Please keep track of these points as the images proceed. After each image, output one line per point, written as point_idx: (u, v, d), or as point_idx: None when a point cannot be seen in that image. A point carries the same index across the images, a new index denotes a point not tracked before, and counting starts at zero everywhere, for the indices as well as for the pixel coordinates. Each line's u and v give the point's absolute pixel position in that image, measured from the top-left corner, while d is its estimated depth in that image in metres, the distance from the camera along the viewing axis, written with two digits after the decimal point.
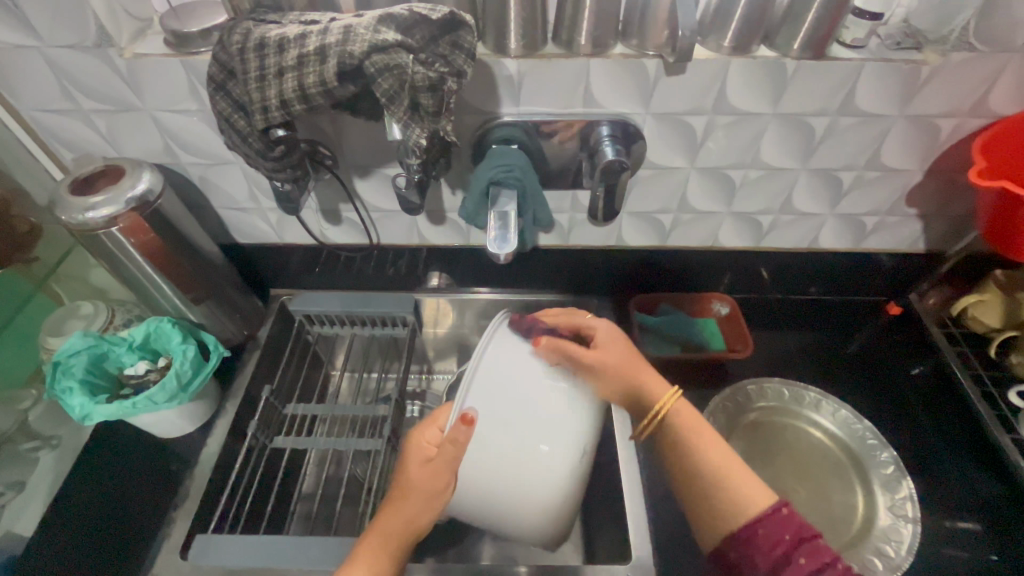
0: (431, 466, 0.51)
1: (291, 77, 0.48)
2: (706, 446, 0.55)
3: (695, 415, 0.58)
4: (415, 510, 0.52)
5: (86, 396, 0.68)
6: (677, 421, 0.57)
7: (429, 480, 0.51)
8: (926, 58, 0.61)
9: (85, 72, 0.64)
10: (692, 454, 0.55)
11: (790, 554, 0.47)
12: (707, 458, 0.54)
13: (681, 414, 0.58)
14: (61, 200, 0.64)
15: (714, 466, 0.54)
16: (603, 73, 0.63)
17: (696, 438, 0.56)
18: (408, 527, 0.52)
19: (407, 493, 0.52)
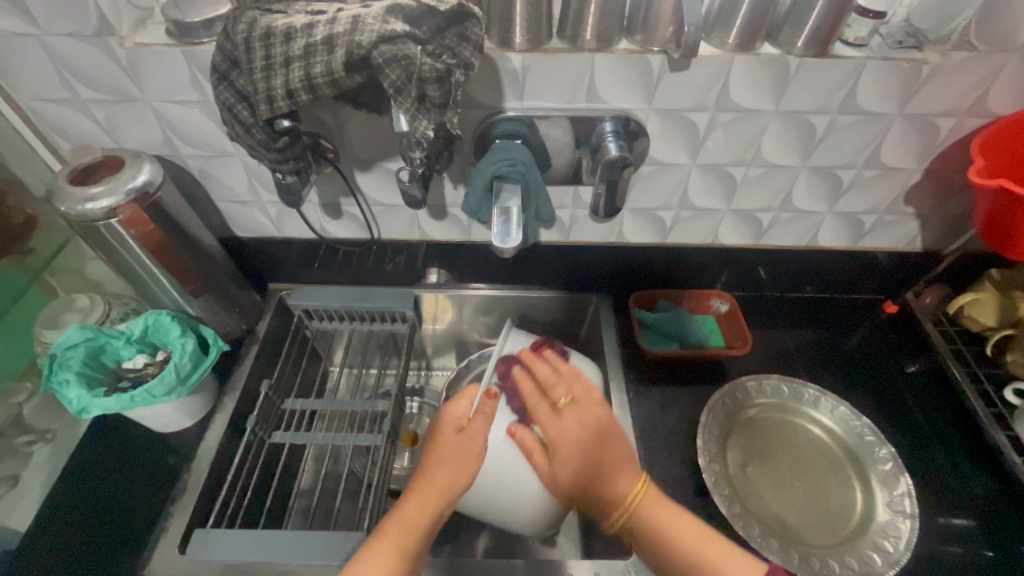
0: (465, 433, 0.59)
1: (297, 66, 0.48)
2: (682, 531, 0.56)
3: (664, 508, 0.58)
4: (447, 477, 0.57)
5: (83, 389, 0.68)
6: (647, 515, 0.58)
7: (461, 447, 0.58)
8: (926, 57, 0.62)
9: (85, 61, 0.63)
10: (670, 543, 0.56)
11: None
12: (683, 546, 0.55)
13: (651, 502, 0.58)
14: (60, 191, 0.63)
15: (696, 552, 0.54)
16: (608, 69, 0.63)
17: (664, 523, 0.57)
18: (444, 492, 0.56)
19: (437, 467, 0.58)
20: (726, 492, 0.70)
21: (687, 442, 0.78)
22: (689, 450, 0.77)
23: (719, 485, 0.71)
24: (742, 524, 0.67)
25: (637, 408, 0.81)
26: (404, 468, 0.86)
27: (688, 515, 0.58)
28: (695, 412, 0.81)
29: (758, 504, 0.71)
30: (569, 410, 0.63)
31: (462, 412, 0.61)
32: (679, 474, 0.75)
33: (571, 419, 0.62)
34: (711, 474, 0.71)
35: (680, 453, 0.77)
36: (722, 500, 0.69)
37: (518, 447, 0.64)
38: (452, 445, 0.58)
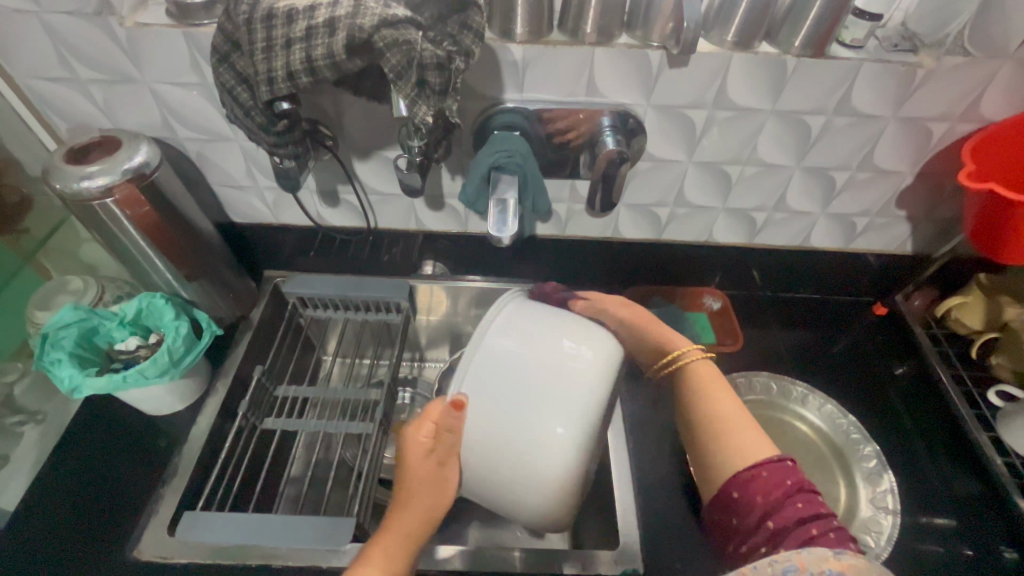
0: (433, 458, 0.53)
1: (298, 49, 0.48)
2: (717, 400, 0.55)
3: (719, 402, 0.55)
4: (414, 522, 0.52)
5: (76, 369, 0.67)
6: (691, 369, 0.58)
7: (425, 470, 0.53)
8: (921, 61, 0.63)
9: (85, 40, 0.63)
10: (702, 414, 0.55)
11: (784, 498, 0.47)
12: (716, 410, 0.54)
13: (720, 396, 0.56)
14: (56, 169, 0.63)
15: (719, 415, 0.54)
16: (607, 63, 0.63)
17: (705, 391, 0.56)
18: (413, 536, 0.52)
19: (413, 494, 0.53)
20: None
21: (676, 437, 0.79)
22: (678, 445, 0.78)
23: None
24: None
25: (627, 402, 0.82)
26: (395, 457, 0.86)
27: (731, 389, 0.57)
28: None
29: None
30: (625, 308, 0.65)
31: (422, 436, 0.53)
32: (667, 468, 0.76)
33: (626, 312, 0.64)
34: None
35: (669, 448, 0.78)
36: None
37: (505, 458, 0.52)
38: (417, 471, 0.53)
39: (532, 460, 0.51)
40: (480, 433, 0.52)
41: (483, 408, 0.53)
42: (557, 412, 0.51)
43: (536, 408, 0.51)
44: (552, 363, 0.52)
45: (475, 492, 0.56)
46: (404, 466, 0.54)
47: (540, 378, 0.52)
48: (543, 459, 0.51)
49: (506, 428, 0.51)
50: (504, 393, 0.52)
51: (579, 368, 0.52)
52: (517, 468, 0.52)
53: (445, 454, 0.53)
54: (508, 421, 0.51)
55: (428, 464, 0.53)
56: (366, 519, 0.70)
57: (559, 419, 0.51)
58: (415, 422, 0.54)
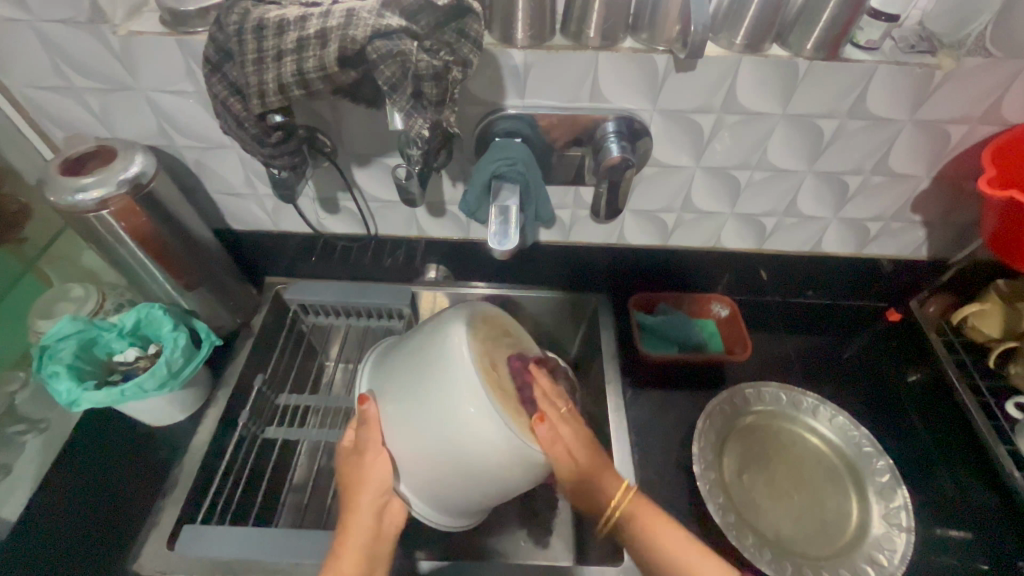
0: (359, 454, 0.60)
1: (290, 60, 0.46)
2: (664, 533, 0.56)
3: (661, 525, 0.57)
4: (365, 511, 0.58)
5: (74, 382, 0.67)
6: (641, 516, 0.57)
7: (358, 469, 0.59)
8: (940, 62, 0.60)
9: (78, 49, 0.62)
10: (662, 549, 0.55)
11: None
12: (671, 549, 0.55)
13: (639, 507, 0.58)
14: (51, 180, 0.63)
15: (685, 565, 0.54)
16: (612, 67, 0.61)
17: (658, 534, 0.56)
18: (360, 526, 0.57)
19: (353, 494, 0.58)
20: (721, 500, 0.70)
21: (684, 447, 0.77)
22: (685, 456, 0.76)
23: (714, 492, 0.70)
24: (735, 533, 0.66)
25: (633, 411, 0.81)
26: None
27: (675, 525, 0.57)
28: (693, 417, 0.80)
29: (754, 513, 0.71)
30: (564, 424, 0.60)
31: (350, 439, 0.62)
32: (673, 480, 0.74)
33: (567, 432, 0.59)
34: (706, 481, 0.71)
35: (676, 459, 0.76)
36: (716, 508, 0.68)
37: (429, 446, 0.57)
38: (350, 472, 0.60)
39: (448, 435, 0.55)
40: (400, 429, 0.58)
41: (392, 422, 0.59)
42: (456, 389, 0.55)
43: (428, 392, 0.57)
44: (431, 352, 0.58)
45: (427, 483, 0.59)
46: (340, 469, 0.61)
47: (423, 368, 0.58)
48: (455, 430, 0.55)
49: (415, 420, 0.57)
50: (407, 387, 0.59)
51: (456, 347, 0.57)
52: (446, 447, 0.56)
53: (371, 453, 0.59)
54: (414, 418, 0.57)
55: (360, 462, 0.60)
56: None
57: (450, 394, 0.55)
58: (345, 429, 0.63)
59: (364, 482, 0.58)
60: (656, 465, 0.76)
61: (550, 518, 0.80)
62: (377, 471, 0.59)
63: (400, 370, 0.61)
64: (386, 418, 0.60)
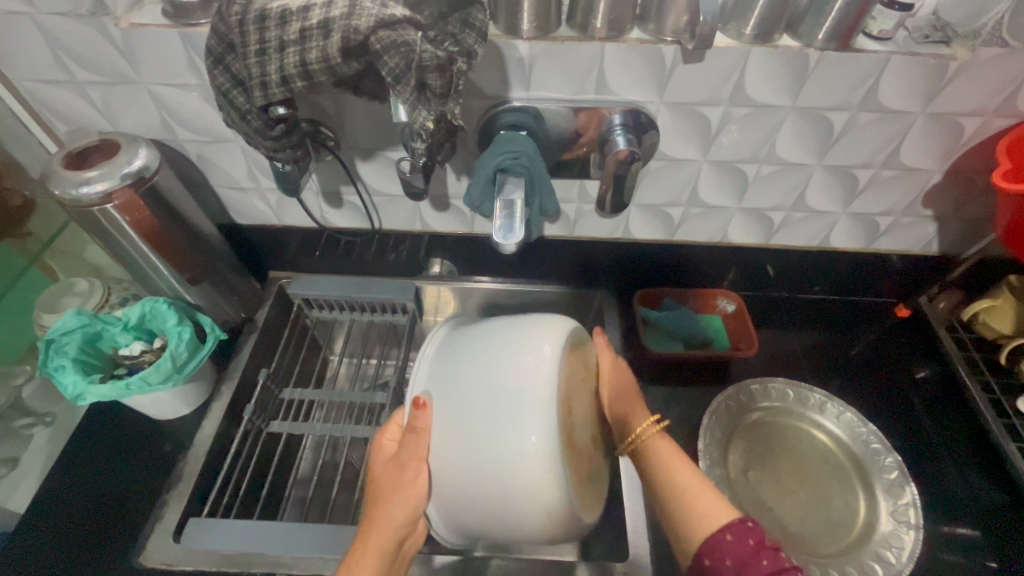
0: (399, 462, 0.53)
1: (292, 52, 0.46)
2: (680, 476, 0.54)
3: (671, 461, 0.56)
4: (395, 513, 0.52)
5: (80, 375, 0.67)
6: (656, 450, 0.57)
7: (396, 474, 0.53)
8: (954, 53, 0.59)
9: (81, 42, 0.62)
10: (664, 487, 0.54)
11: (754, 557, 0.45)
12: (670, 475, 0.54)
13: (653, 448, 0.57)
14: (54, 174, 0.62)
15: (692, 493, 0.52)
16: (619, 59, 0.60)
17: (666, 457, 0.56)
18: (388, 533, 0.51)
19: (384, 502, 0.52)
20: (727, 496, 0.69)
21: (689, 443, 0.77)
22: (690, 452, 0.76)
23: (719, 488, 0.70)
24: None
25: None
26: None
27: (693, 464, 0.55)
28: (698, 413, 0.80)
29: (760, 510, 0.70)
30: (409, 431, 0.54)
31: (391, 438, 0.57)
32: None
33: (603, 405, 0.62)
34: (711, 478, 0.70)
35: (681, 455, 0.76)
36: None
37: (484, 466, 0.51)
38: (387, 476, 0.53)
39: (503, 461, 0.50)
40: (447, 441, 0.52)
41: (452, 421, 0.52)
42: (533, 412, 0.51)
43: (501, 413, 0.51)
44: (514, 369, 0.53)
45: (456, 500, 0.53)
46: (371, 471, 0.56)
47: (499, 379, 0.53)
48: (516, 461, 0.50)
49: (474, 436, 0.51)
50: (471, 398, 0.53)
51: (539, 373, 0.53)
52: (494, 475, 0.50)
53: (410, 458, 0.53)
54: (477, 432, 0.51)
55: (399, 471, 0.53)
56: None
57: (520, 420, 0.51)
58: (387, 423, 0.58)
59: (401, 491, 0.52)
60: None
61: None
62: (417, 482, 0.52)
63: (463, 376, 0.54)
64: (441, 417, 0.53)
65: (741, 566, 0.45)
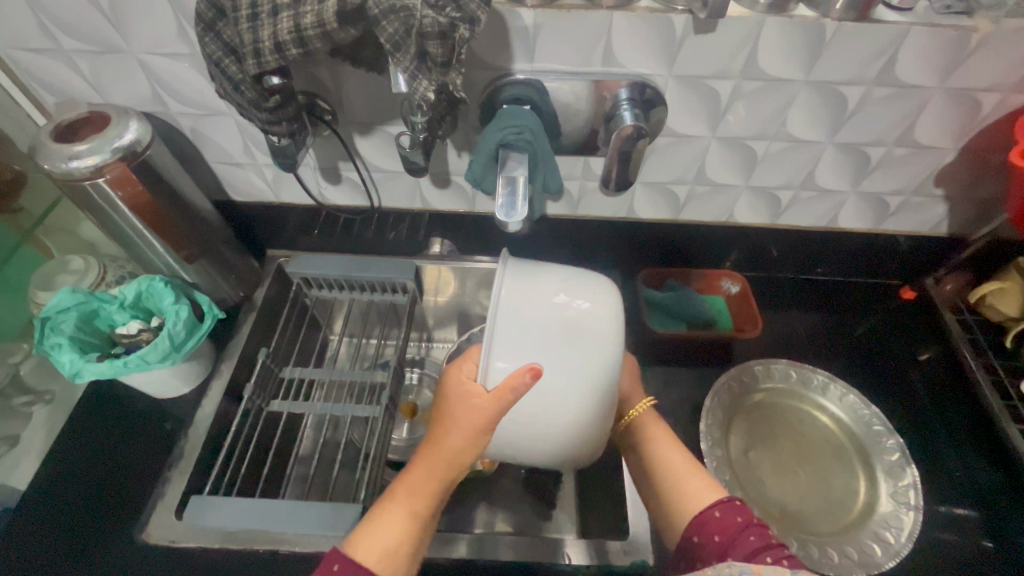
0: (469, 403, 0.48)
1: (286, 17, 0.43)
2: (668, 453, 0.56)
3: (658, 428, 0.59)
4: (456, 447, 0.50)
5: (76, 353, 0.66)
6: (648, 423, 0.59)
7: (472, 417, 0.48)
8: (977, 25, 0.56)
9: (64, 6, 0.59)
10: (653, 467, 0.56)
11: (739, 534, 0.47)
12: (669, 465, 0.55)
13: (647, 418, 0.60)
14: (44, 147, 0.61)
15: (674, 474, 0.54)
16: (627, 29, 0.58)
17: (662, 446, 0.57)
18: (449, 462, 0.50)
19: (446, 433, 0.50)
20: (727, 477, 0.69)
21: (690, 423, 0.77)
22: (691, 432, 0.76)
23: (720, 469, 0.70)
24: None
25: (639, 387, 0.80)
26: (404, 438, 0.86)
27: (682, 445, 0.57)
28: (700, 394, 0.80)
29: (759, 489, 0.70)
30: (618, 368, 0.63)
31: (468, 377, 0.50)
32: None
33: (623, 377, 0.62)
34: (712, 458, 0.70)
35: (682, 435, 0.76)
36: (721, 485, 0.68)
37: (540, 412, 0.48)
38: (451, 412, 0.49)
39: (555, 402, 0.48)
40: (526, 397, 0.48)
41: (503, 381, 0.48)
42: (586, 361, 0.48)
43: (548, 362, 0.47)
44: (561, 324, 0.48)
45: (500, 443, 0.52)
46: (446, 404, 0.50)
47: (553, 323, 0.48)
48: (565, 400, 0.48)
49: (552, 386, 0.48)
50: (543, 350, 0.48)
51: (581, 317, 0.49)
52: (554, 414, 0.48)
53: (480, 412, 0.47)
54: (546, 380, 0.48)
55: (468, 410, 0.48)
56: (372, 503, 0.69)
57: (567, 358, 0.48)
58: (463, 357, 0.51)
59: (463, 433, 0.49)
60: None
61: (554, 491, 0.81)
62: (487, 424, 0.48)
63: (534, 321, 0.49)
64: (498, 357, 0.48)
65: (727, 544, 0.47)
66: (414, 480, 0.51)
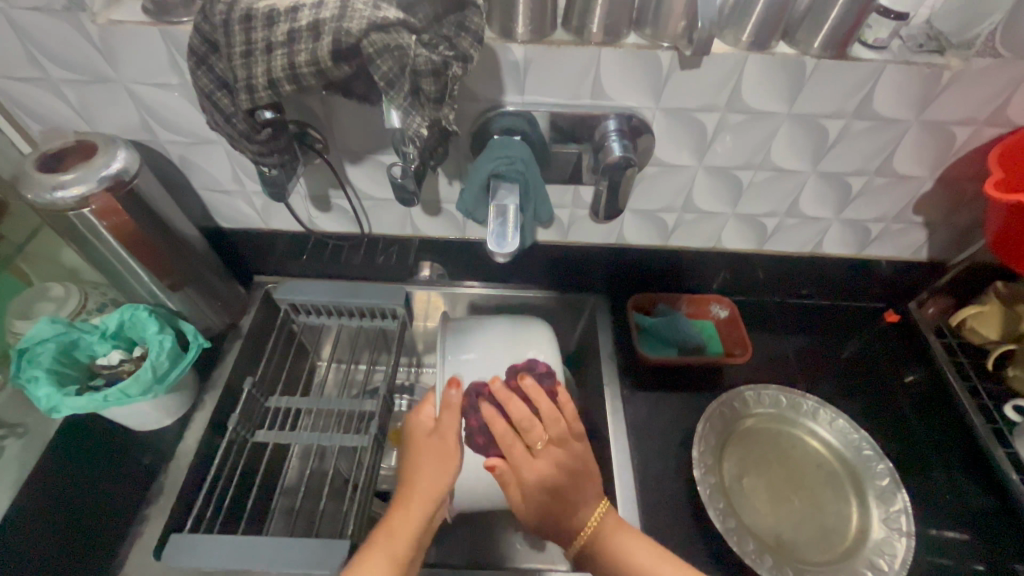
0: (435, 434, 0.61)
1: (280, 54, 0.44)
2: (639, 564, 0.56)
3: (622, 533, 0.58)
4: (431, 482, 0.58)
5: (54, 387, 0.64)
6: (608, 540, 0.57)
7: (436, 446, 0.60)
8: (948, 62, 0.59)
9: (54, 38, 0.59)
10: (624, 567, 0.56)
11: None
12: (638, 564, 0.56)
13: (609, 532, 0.57)
14: (27, 177, 0.60)
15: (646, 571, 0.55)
16: (615, 64, 0.59)
17: (638, 565, 0.56)
18: (427, 497, 0.57)
19: (417, 472, 0.59)
20: (721, 505, 0.69)
21: (682, 449, 0.76)
22: (684, 459, 0.76)
23: (714, 497, 0.69)
24: (736, 539, 0.65)
25: (630, 413, 0.80)
26: (392, 467, 0.85)
27: (643, 536, 0.58)
28: (691, 419, 0.80)
29: (753, 517, 0.70)
30: (546, 450, 0.59)
31: (428, 418, 0.63)
32: (673, 483, 0.73)
33: (547, 462, 0.59)
34: (706, 486, 0.70)
35: (675, 462, 0.75)
36: (716, 514, 0.67)
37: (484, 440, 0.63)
38: (421, 445, 0.61)
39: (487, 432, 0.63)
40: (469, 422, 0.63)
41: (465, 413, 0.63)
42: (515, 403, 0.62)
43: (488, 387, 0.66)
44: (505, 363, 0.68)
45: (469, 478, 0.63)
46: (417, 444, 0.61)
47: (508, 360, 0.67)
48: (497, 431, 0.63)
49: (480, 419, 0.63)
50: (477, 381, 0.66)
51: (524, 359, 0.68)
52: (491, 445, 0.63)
53: (448, 431, 0.60)
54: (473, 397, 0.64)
55: (443, 440, 0.60)
56: (360, 537, 0.67)
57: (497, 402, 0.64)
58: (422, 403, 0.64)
59: (433, 464, 0.59)
60: (655, 468, 0.75)
61: None
62: (455, 451, 0.60)
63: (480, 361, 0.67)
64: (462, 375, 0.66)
65: None
66: (393, 521, 0.55)
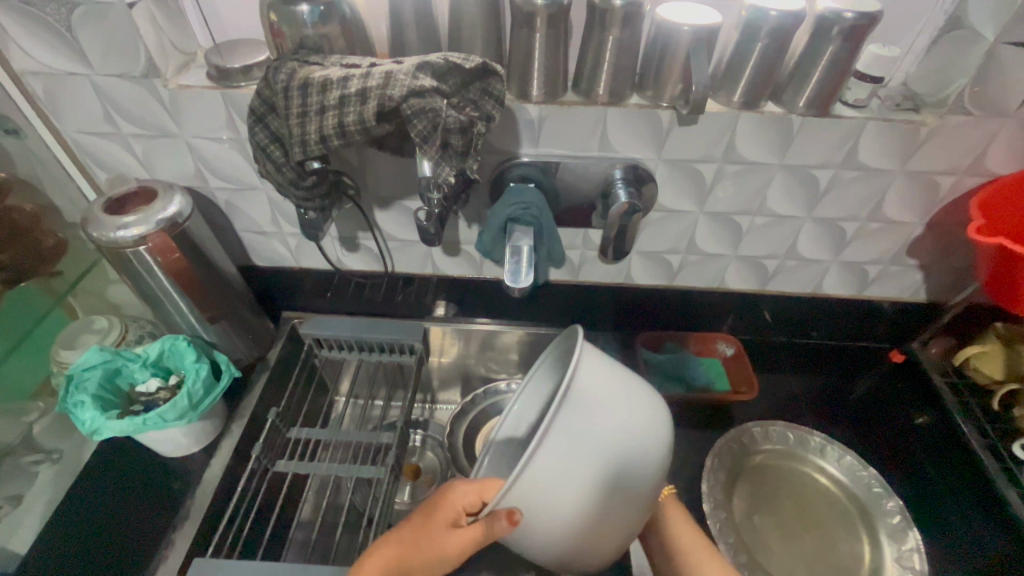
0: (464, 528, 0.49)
1: (331, 115, 0.51)
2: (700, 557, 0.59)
3: (683, 528, 0.62)
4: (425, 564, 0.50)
5: (98, 411, 0.69)
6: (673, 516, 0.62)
7: (448, 544, 0.48)
8: (924, 119, 0.65)
9: (130, 99, 0.68)
10: (678, 555, 0.60)
11: None
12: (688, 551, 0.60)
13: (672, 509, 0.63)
14: (94, 218, 0.67)
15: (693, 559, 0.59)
16: (620, 122, 0.66)
17: (686, 537, 0.60)
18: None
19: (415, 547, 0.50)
20: (732, 540, 0.69)
21: (692, 486, 0.77)
22: (694, 495, 0.76)
23: (725, 532, 0.70)
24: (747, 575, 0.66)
25: None
26: (406, 501, 0.86)
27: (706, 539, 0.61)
28: (702, 455, 0.81)
29: (764, 554, 0.70)
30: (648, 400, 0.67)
31: (464, 505, 0.50)
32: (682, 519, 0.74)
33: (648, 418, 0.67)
34: (717, 521, 0.71)
35: (685, 498, 0.76)
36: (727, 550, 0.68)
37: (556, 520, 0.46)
38: (438, 530, 0.50)
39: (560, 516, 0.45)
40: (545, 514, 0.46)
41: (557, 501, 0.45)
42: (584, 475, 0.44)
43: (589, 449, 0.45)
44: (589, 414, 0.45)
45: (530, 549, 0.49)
46: (431, 529, 0.50)
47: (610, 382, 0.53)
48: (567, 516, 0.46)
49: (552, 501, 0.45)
50: (577, 453, 0.44)
51: (604, 416, 0.46)
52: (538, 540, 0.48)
53: (466, 540, 0.48)
54: (560, 486, 0.44)
55: (448, 538, 0.49)
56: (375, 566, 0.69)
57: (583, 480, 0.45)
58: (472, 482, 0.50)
59: (433, 551, 0.49)
60: None
61: None
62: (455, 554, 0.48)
63: (595, 384, 0.47)
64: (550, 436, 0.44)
65: None
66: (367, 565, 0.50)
